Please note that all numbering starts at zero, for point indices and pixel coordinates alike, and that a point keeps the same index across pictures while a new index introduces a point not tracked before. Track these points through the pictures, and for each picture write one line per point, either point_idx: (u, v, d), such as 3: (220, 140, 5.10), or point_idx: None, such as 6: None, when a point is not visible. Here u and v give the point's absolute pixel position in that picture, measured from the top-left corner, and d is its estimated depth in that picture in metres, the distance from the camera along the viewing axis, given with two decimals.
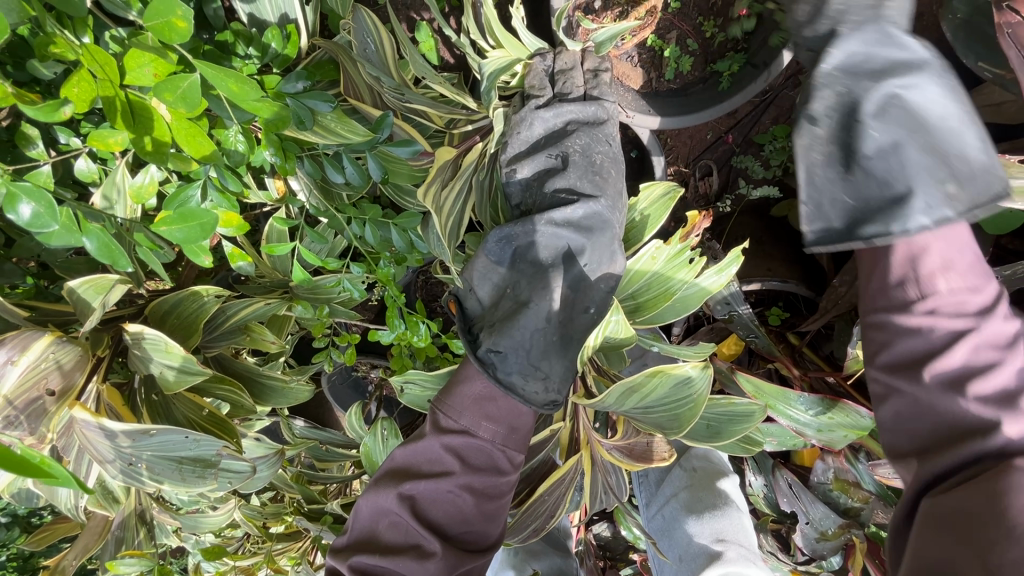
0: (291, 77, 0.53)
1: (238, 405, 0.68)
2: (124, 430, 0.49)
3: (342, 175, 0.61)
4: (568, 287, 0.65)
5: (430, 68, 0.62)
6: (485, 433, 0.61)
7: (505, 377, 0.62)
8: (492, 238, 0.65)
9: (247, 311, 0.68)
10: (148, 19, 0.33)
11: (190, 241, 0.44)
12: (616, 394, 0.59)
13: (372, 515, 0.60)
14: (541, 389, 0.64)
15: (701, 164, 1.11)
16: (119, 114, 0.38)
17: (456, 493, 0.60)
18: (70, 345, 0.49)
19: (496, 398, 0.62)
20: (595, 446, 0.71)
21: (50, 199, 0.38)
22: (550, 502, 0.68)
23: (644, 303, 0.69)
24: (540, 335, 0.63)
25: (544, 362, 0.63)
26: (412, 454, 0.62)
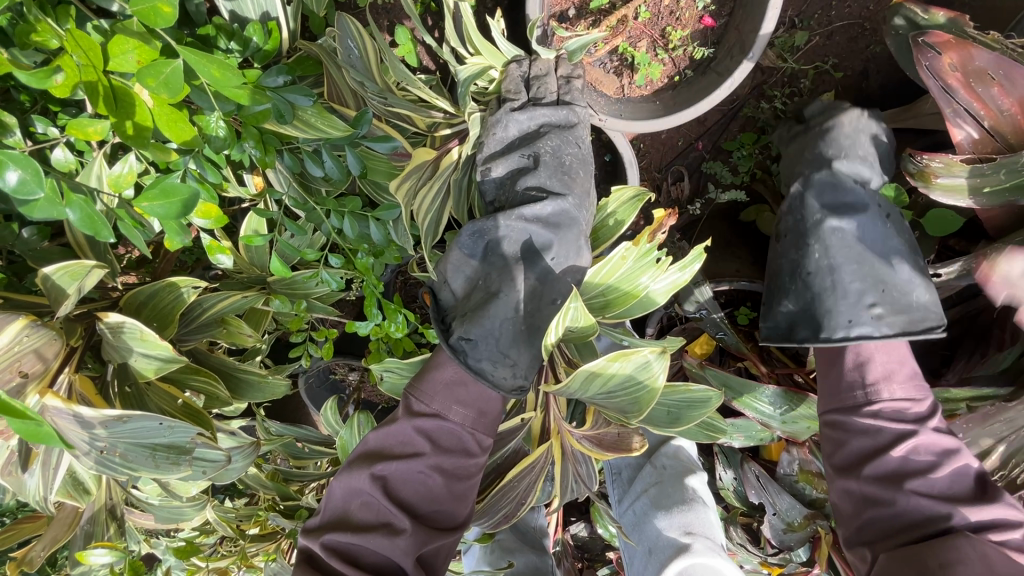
0: (273, 71, 0.54)
1: (213, 398, 0.68)
2: (99, 415, 0.49)
3: (322, 168, 0.62)
4: (537, 279, 0.66)
5: (411, 74, 0.64)
6: (457, 416, 0.63)
7: (475, 364, 0.64)
8: (465, 232, 0.67)
9: (223, 304, 0.69)
10: (134, 5, 0.34)
11: (172, 217, 0.46)
12: (580, 378, 0.60)
13: (344, 496, 0.60)
14: (509, 375, 0.65)
15: (672, 170, 1.15)
16: (101, 99, 0.39)
17: (427, 473, 0.61)
18: (45, 330, 0.48)
19: (466, 384, 0.64)
20: (566, 436, 0.72)
21: (36, 166, 0.38)
22: (521, 487, 0.69)
23: (613, 300, 0.69)
24: (509, 324, 0.64)
25: (512, 350, 0.65)
26: (385, 436, 0.62)
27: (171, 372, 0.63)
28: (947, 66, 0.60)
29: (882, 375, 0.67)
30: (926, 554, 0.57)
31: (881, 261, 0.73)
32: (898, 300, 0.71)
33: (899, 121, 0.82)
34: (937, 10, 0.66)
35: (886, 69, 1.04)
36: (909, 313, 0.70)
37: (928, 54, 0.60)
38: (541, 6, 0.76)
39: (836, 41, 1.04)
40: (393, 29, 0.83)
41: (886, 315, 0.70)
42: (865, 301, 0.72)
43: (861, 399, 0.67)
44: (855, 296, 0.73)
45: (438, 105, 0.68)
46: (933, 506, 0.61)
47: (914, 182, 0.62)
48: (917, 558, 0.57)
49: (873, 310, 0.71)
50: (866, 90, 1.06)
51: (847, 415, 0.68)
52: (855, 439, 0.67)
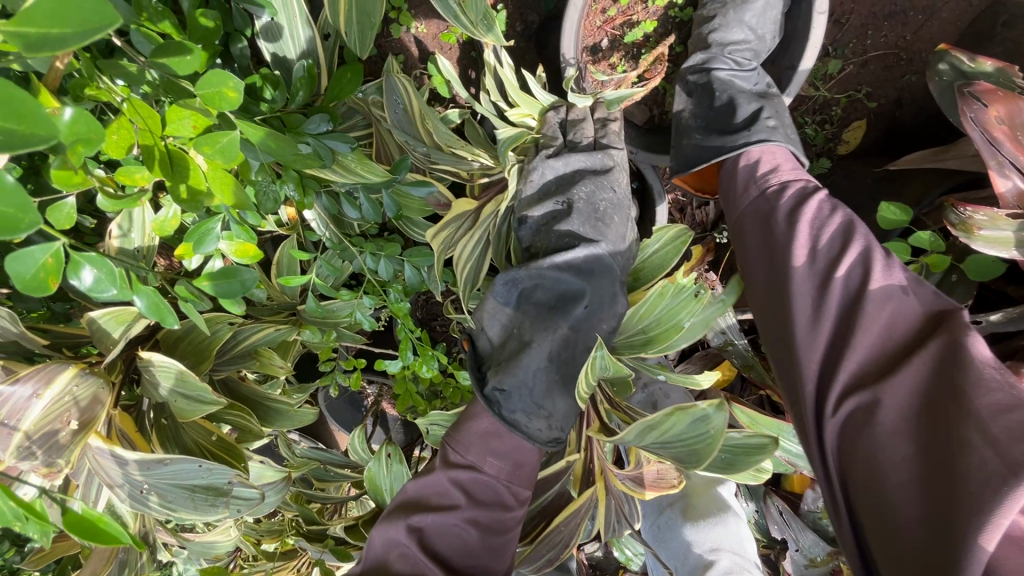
0: (315, 119, 0.54)
1: (247, 430, 0.69)
2: (138, 459, 0.50)
3: (357, 211, 0.63)
4: (571, 327, 0.67)
5: (453, 135, 0.63)
6: (491, 468, 0.63)
7: (509, 415, 0.64)
8: (499, 281, 0.67)
9: (257, 336, 0.69)
10: (199, 88, 0.34)
11: (230, 294, 0.54)
12: (634, 432, 0.61)
13: (384, 546, 0.60)
14: (544, 426, 0.66)
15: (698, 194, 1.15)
16: (158, 163, 0.40)
17: (461, 526, 0.62)
18: (94, 379, 0.50)
19: (501, 434, 0.64)
20: (611, 477, 0.72)
21: (112, 267, 0.40)
22: (565, 532, 0.69)
23: (655, 336, 0.68)
24: (543, 374, 0.65)
25: (547, 401, 0.66)
26: (423, 486, 0.64)
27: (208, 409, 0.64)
28: (993, 119, 0.58)
29: (771, 170, 0.66)
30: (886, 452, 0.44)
31: (765, 101, 0.75)
32: (783, 118, 0.73)
33: (940, 160, 0.80)
34: (985, 59, 0.64)
35: (922, 98, 1.02)
36: (793, 134, 0.72)
37: (973, 106, 0.59)
38: (575, 44, 0.76)
39: (871, 70, 1.02)
40: (426, 57, 0.84)
41: (774, 124, 0.71)
42: (758, 119, 0.72)
43: (768, 189, 0.64)
44: (751, 119, 0.73)
45: (478, 161, 0.68)
46: (858, 297, 0.51)
47: (956, 232, 0.61)
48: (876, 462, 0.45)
49: (768, 124, 0.71)
50: (900, 119, 1.05)
51: (753, 256, 0.62)
52: (774, 243, 0.59)
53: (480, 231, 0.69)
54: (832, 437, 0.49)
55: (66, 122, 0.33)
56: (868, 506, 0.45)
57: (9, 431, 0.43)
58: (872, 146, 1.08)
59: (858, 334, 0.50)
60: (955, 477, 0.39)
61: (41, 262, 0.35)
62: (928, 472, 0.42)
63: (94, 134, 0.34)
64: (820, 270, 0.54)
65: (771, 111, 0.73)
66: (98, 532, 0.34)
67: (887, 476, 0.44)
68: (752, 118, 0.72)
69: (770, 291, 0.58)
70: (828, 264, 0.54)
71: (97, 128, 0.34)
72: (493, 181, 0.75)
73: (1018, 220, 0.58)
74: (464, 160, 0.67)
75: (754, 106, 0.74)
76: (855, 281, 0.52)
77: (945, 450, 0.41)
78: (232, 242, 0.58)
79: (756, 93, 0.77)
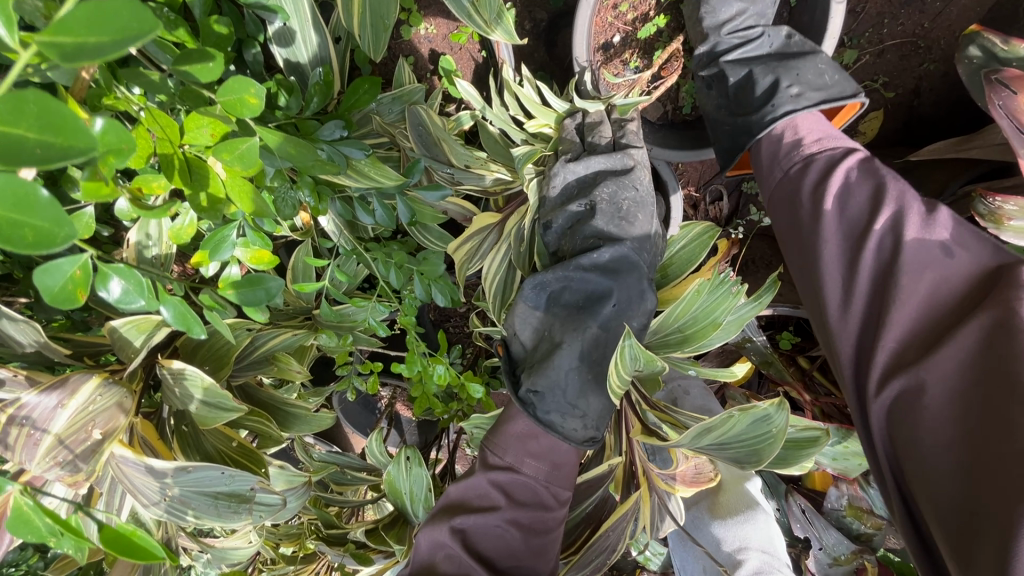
0: (331, 123, 0.54)
1: (268, 436, 0.69)
2: (165, 467, 0.51)
3: (371, 216, 0.62)
4: (601, 327, 0.65)
5: (472, 156, 0.69)
6: (529, 469, 0.63)
7: (544, 416, 0.64)
8: (527, 285, 0.67)
9: (275, 342, 0.70)
10: (221, 97, 0.33)
11: (259, 302, 0.54)
12: (689, 435, 0.57)
13: (430, 548, 0.58)
14: (579, 426, 0.64)
15: (711, 190, 1.13)
16: (177, 172, 0.40)
17: (504, 527, 0.61)
18: (118, 388, 0.50)
19: (538, 436, 0.64)
20: (653, 479, 0.69)
21: (140, 277, 0.40)
22: (613, 536, 0.68)
23: (692, 335, 0.66)
24: (575, 374, 0.64)
25: (581, 400, 0.64)
26: (464, 489, 0.63)
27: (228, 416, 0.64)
28: (1022, 104, 0.56)
29: (806, 138, 0.65)
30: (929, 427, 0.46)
31: (787, 61, 0.73)
32: (816, 69, 0.70)
33: (963, 150, 0.78)
34: (1020, 40, 0.62)
35: (940, 87, 1.01)
36: (827, 85, 0.69)
37: (1002, 94, 0.57)
38: (587, 47, 0.75)
39: (888, 59, 1.01)
40: (436, 59, 0.84)
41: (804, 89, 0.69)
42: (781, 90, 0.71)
43: (801, 165, 0.63)
44: (772, 91, 0.72)
45: (495, 176, 0.73)
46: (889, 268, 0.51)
47: (985, 224, 0.59)
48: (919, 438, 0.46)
49: (792, 92, 0.70)
50: (918, 109, 1.04)
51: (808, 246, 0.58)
52: (806, 216, 0.59)
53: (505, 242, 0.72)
54: (878, 416, 0.50)
55: (97, 134, 0.32)
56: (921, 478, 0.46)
57: (39, 438, 0.43)
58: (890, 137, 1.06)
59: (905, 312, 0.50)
60: (1009, 462, 0.40)
61: (69, 274, 0.35)
62: (972, 452, 0.43)
63: (127, 146, 0.33)
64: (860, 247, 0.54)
65: (791, 74, 0.71)
66: (133, 547, 0.32)
67: (937, 453, 0.45)
68: (778, 91, 0.71)
69: (805, 272, 0.59)
70: (860, 235, 0.54)
71: (128, 139, 0.33)
72: (516, 193, 0.79)
73: None
74: (482, 178, 0.72)
75: (771, 76, 0.73)
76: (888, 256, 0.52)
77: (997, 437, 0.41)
78: (248, 249, 0.58)
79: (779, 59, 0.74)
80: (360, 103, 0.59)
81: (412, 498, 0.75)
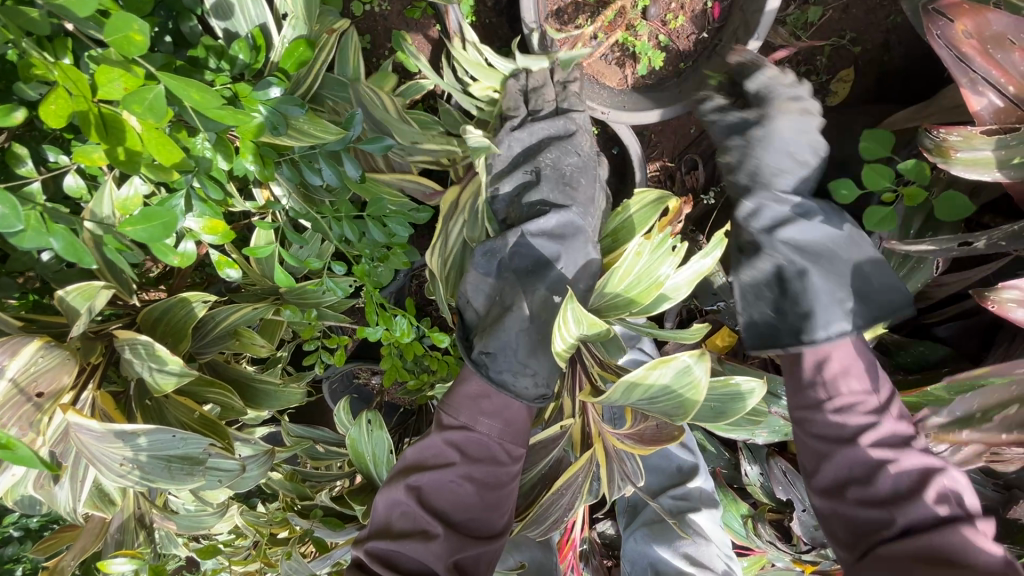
0: (263, 84, 0.55)
1: (229, 407, 0.69)
2: (114, 431, 0.51)
3: (319, 177, 0.64)
4: (550, 290, 0.67)
5: (418, 133, 0.65)
6: (484, 427, 0.63)
7: (496, 376, 0.64)
8: (477, 253, 0.67)
9: (235, 316, 0.70)
10: (109, 36, 0.35)
11: (154, 239, 0.50)
12: (618, 391, 0.58)
13: (386, 507, 0.61)
14: (530, 384, 0.65)
15: (686, 159, 1.14)
16: (93, 127, 0.41)
17: (458, 482, 0.61)
18: (60, 350, 0.51)
19: (490, 395, 0.64)
20: (607, 437, 0.70)
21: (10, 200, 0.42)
22: (568, 496, 0.68)
23: (635, 296, 0.64)
24: (525, 334, 0.64)
25: (531, 359, 0.65)
26: (420, 450, 0.63)
27: (184, 387, 0.65)
28: (960, 34, 0.56)
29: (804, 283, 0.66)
30: None
31: (833, 265, 0.71)
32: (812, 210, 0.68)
33: (923, 117, 0.76)
34: None
35: (908, 39, 1.00)
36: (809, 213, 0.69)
37: (938, 23, 0.56)
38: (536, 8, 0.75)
39: (853, 15, 1.01)
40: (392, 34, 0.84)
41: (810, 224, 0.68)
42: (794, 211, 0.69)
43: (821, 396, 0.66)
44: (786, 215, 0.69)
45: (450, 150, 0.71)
46: None
47: (932, 158, 0.58)
48: None
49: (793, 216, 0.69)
50: (889, 63, 1.03)
51: (811, 413, 0.67)
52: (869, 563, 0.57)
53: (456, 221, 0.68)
54: None
55: None
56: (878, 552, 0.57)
57: None
58: (862, 93, 1.05)
59: None
60: None
61: None
62: None
63: None
64: None
65: (851, 225, 0.72)
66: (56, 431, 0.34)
67: None
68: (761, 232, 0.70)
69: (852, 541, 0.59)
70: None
71: None
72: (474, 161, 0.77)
73: (995, 137, 0.56)
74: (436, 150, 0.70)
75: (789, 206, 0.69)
76: None
77: None
78: (202, 219, 0.60)
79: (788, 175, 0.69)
80: (297, 64, 0.59)
81: (376, 462, 0.76)
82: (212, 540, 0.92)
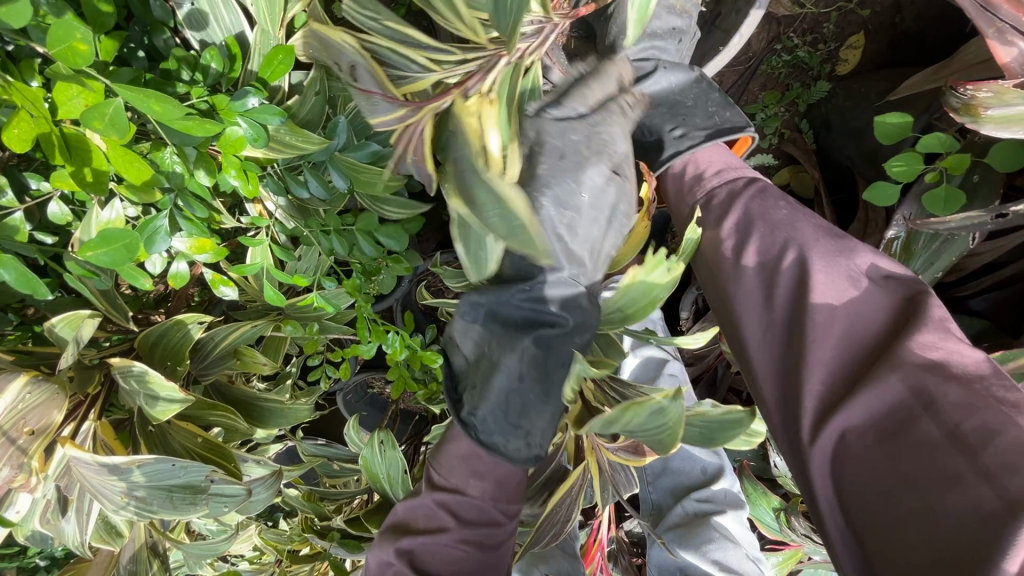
0: (241, 95, 0.52)
1: (234, 429, 0.67)
2: (111, 463, 0.49)
3: (306, 189, 0.63)
4: (540, 348, 0.56)
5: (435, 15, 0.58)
6: (474, 489, 0.62)
7: (487, 438, 0.59)
8: (462, 301, 0.60)
9: (235, 335, 0.68)
10: (52, 46, 0.36)
11: (118, 262, 0.49)
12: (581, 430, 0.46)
13: (380, 568, 0.61)
14: (522, 445, 0.59)
15: None
16: (57, 149, 0.39)
17: (454, 546, 0.61)
18: (48, 384, 0.50)
19: (481, 455, 0.61)
20: (600, 450, 0.65)
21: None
22: (564, 513, 0.66)
23: (633, 316, 0.57)
24: (516, 394, 0.57)
25: (524, 420, 0.58)
26: (411, 510, 0.64)
27: (185, 412, 0.63)
28: None
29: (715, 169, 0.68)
30: (903, 431, 0.39)
31: (676, 108, 0.71)
32: (699, 119, 0.72)
33: (945, 76, 0.72)
34: None
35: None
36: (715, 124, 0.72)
37: None
38: None
39: None
40: None
41: (689, 130, 0.72)
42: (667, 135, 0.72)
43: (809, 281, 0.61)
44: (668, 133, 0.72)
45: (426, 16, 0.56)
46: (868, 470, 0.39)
47: (960, 118, 0.54)
48: (902, 440, 0.39)
49: (677, 134, 0.72)
50: (901, 25, 1.02)
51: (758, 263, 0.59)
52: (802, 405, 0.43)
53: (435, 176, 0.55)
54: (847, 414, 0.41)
55: None
56: (884, 554, 0.37)
57: None
58: (873, 58, 1.04)
59: (876, 503, 0.38)
60: (942, 486, 0.36)
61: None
62: (909, 452, 0.38)
63: None
64: (855, 482, 0.40)
65: (692, 84, 0.72)
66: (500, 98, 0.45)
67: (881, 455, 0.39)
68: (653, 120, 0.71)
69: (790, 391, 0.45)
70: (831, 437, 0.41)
71: None
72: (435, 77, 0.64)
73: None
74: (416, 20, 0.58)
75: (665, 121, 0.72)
76: (848, 463, 0.40)
77: (924, 512, 0.36)
78: (190, 239, 0.59)
79: (682, 105, 0.72)
80: (276, 74, 0.56)
81: (391, 481, 0.74)
82: (236, 563, 0.91)
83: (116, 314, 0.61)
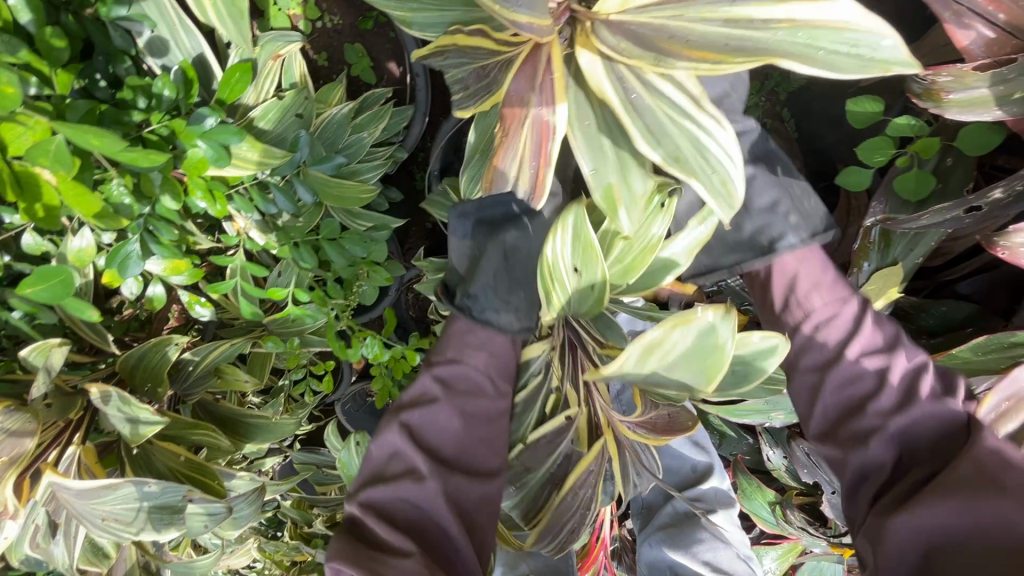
0: (199, 116, 0.53)
1: (218, 448, 0.68)
2: (86, 487, 0.52)
3: (274, 206, 0.63)
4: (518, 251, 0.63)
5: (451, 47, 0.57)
6: (473, 359, 0.63)
7: (481, 315, 0.62)
8: (452, 216, 0.65)
9: (216, 354, 0.70)
10: None
11: (56, 298, 0.50)
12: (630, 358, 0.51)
13: (379, 451, 0.57)
14: (514, 319, 0.63)
15: None
16: (7, 186, 0.40)
17: (450, 415, 0.59)
18: (20, 413, 0.51)
19: (476, 329, 0.64)
20: (618, 428, 0.65)
21: None
22: (585, 493, 0.62)
23: (631, 264, 0.59)
24: (499, 272, 0.62)
25: (512, 293, 0.63)
26: (410, 392, 0.62)
27: (167, 431, 0.65)
28: None
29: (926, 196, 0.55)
30: (889, 519, 0.48)
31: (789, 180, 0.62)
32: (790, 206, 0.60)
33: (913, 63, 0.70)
34: None
35: None
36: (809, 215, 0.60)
37: None
38: None
39: None
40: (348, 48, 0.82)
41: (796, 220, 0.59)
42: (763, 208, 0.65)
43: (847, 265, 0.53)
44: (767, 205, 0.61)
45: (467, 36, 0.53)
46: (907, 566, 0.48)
47: (923, 103, 0.53)
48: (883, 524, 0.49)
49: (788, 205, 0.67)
50: None
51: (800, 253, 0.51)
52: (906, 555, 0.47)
53: (530, 143, 0.48)
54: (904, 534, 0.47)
55: None
56: None
57: None
58: None
59: None
60: None
61: None
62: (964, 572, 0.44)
63: None
64: None
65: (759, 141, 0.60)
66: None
67: None
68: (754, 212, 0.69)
69: None
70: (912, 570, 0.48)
71: None
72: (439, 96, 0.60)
73: (989, 72, 0.50)
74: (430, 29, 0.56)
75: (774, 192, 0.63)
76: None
77: None
78: (164, 262, 0.61)
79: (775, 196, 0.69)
80: (235, 92, 0.57)
81: None
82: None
83: (99, 338, 0.62)
